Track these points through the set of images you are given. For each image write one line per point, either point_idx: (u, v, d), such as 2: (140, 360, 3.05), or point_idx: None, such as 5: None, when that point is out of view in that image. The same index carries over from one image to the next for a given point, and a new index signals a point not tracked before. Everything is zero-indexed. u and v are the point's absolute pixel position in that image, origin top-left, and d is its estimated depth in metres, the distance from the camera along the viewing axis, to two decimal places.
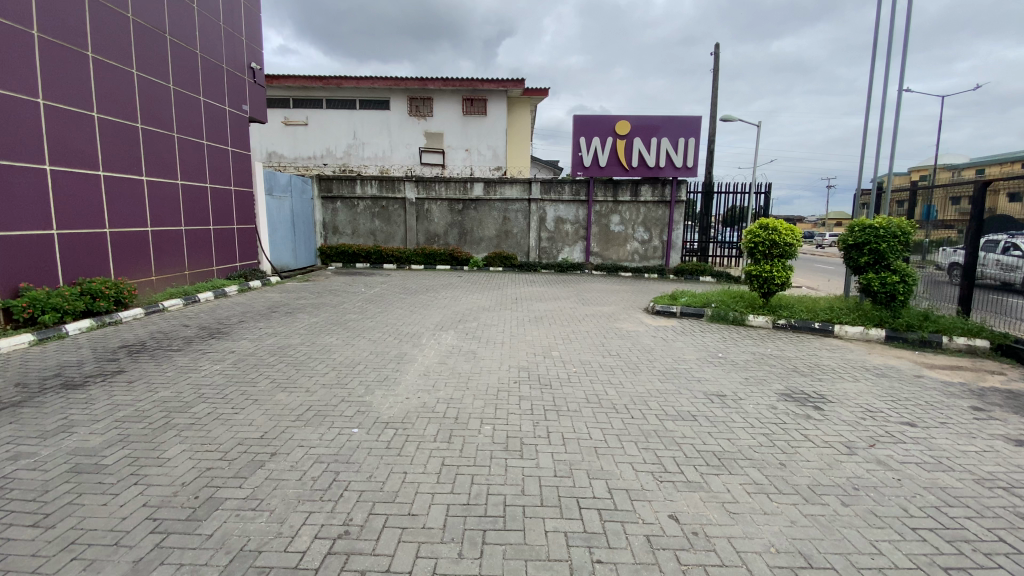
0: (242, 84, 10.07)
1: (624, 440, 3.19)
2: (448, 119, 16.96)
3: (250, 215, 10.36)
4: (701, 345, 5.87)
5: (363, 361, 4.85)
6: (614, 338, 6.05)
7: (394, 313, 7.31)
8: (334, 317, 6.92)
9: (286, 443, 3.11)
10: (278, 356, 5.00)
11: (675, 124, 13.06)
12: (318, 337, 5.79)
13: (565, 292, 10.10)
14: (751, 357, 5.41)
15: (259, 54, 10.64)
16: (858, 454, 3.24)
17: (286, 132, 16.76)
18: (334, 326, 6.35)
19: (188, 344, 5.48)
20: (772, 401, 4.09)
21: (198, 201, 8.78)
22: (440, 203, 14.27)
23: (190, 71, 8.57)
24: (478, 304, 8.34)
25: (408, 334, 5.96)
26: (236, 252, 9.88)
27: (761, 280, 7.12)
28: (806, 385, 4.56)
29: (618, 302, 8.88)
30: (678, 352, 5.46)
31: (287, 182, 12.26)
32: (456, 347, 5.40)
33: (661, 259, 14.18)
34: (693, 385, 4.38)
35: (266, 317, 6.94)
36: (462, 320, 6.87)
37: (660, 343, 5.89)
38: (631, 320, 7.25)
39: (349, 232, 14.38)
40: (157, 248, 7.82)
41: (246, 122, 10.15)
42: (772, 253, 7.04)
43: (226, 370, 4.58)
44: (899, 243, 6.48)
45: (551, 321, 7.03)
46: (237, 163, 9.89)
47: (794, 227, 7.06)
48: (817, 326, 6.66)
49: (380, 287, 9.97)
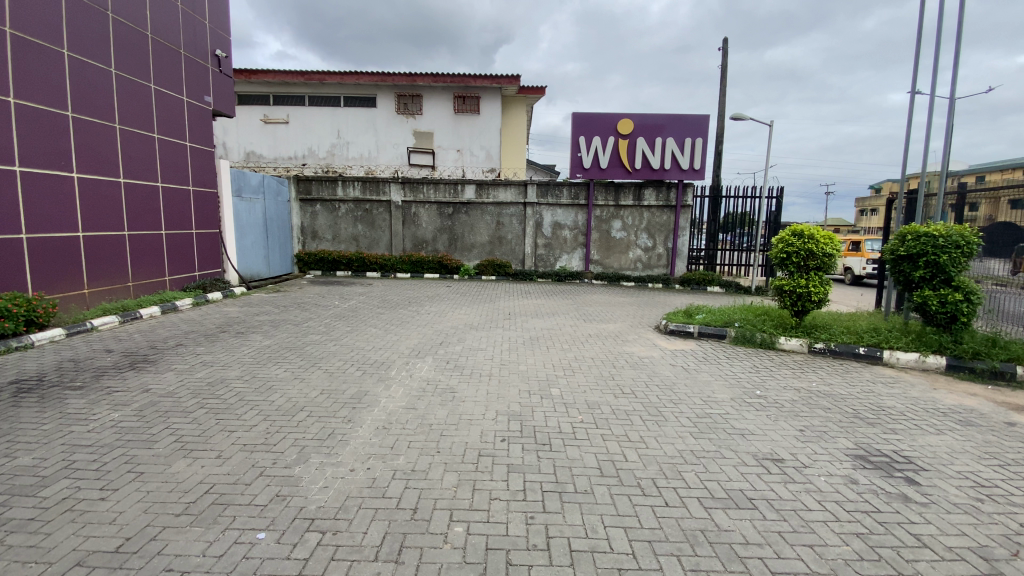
0: (205, 73, 8.99)
1: (662, 556, 2.14)
2: (439, 117, 15.94)
3: (213, 219, 9.26)
4: (731, 377, 4.83)
5: (308, 406, 3.76)
6: (627, 368, 4.99)
7: (363, 334, 6.22)
8: (291, 339, 5.84)
9: (148, 566, 2.06)
10: (199, 398, 3.92)
11: (683, 123, 12.12)
12: (263, 368, 4.72)
13: (563, 305, 9.03)
14: (798, 397, 4.36)
15: (226, 41, 9.57)
16: (1006, 572, 2.18)
17: (265, 131, 15.72)
18: (287, 352, 5.27)
19: (97, 378, 4.40)
20: (849, 472, 3.04)
21: (147, 203, 7.69)
22: (428, 206, 13.22)
23: (139, 55, 7.50)
24: (465, 321, 7.27)
25: (377, 363, 4.89)
26: (196, 259, 8.78)
27: (794, 296, 6.09)
28: (881, 443, 3.53)
29: (623, 318, 7.82)
30: (707, 390, 4.39)
31: (259, 183, 11.13)
32: (433, 383, 4.33)
33: (665, 267, 13.17)
34: (737, 443, 3.33)
35: (210, 338, 5.84)
36: (443, 343, 5.78)
37: (684, 375, 4.82)
38: (642, 342, 6.19)
39: (330, 237, 13.31)
40: (91, 256, 6.72)
41: (209, 116, 9.06)
42: (807, 264, 6.00)
43: (124, 420, 3.51)
44: (961, 254, 5.45)
45: (549, 343, 5.95)
46: (197, 160, 8.79)
47: (834, 235, 6.01)
48: (863, 351, 5.68)
49: (356, 300, 8.88)
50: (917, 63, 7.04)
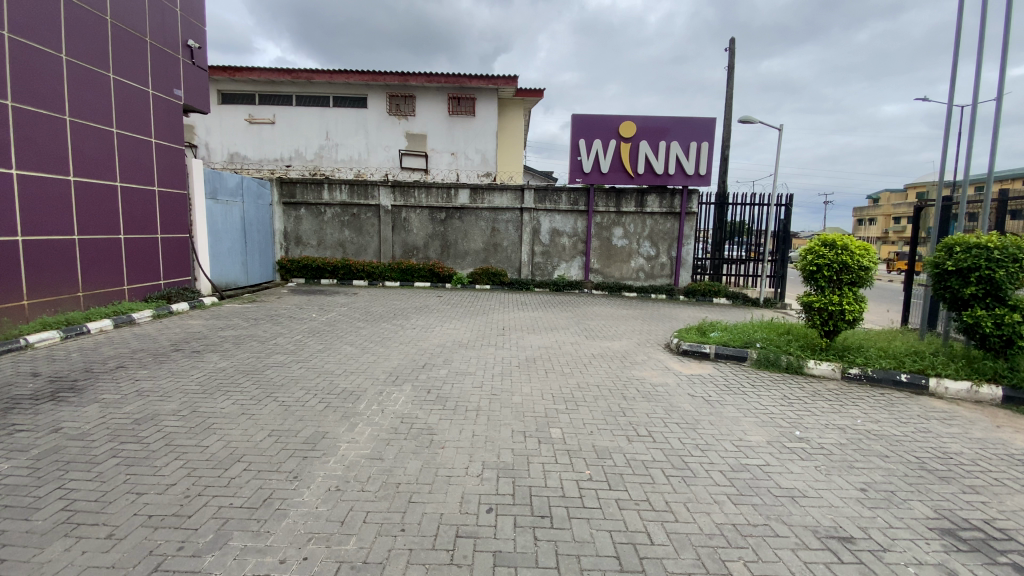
0: (175, 64, 8.27)
1: None
2: (432, 118, 15.27)
3: (184, 223, 8.51)
4: (762, 413, 4.11)
5: (248, 455, 3.03)
6: (640, 400, 4.25)
7: (336, 353, 5.46)
8: (252, 361, 5.09)
9: None
10: (115, 444, 3.19)
11: (688, 125, 11.45)
12: (209, 399, 3.97)
13: (563, 319, 8.28)
14: (846, 443, 3.64)
15: (201, 31, 8.86)
16: None
17: (250, 132, 15.01)
18: (242, 378, 4.53)
19: (3, 412, 3.65)
20: (941, 558, 2.32)
21: (104, 204, 6.95)
22: (420, 211, 12.52)
23: (95, 41, 6.79)
24: (454, 338, 6.54)
25: (345, 393, 4.15)
26: (162, 266, 8.03)
27: (824, 314, 5.37)
28: (966, 509, 2.81)
29: (630, 334, 7.08)
30: (737, 432, 3.67)
31: (237, 184, 10.36)
32: (407, 421, 3.58)
33: (670, 277, 12.47)
34: (790, 514, 2.60)
35: (158, 359, 5.08)
36: (426, 367, 5.04)
37: (707, 411, 4.08)
38: (652, 364, 5.47)
39: (314, 243, 12.58)
40: (31, 263, 5.97)
41: (179, 111, 8.34)
42: (839, 279, 5.27)
43: (9, 478, 2.78)
44: (1020, 269, 4.76)
45: (547, 366, 5.20)
46: (164, 158, 8.05)
47: (870, 245, 5.30)
48: (905, 379, 5.00)
49: (336, 312, 8.12)
50: (955, 64, 6.43)
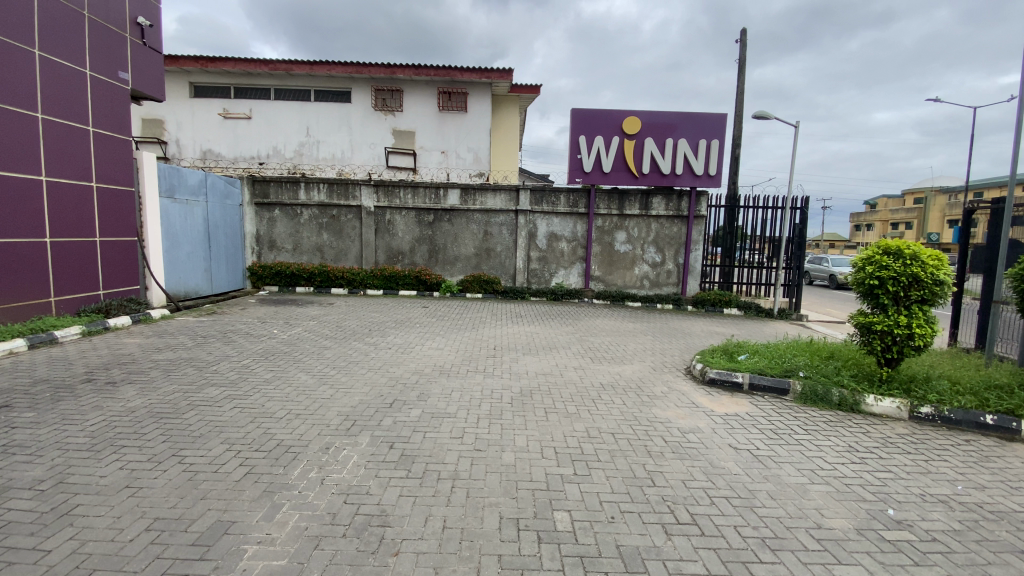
0: (122, 44, 7.23)
1: None
2: (422, 114, 14.28)
3: (131, 225, 7.46)
4: (835, 479, 3.07)
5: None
6: (670, 458, 3.22)
7: (285, 386, 4.41)
8: (176, 398, 4.03)
9: None
10: None
11: (698, 121, 10.52)
12: (88, 463, 2.91)
13: (562, 335, 7.26)
14: (962, 532, 2.61)
15: (154, 8, 7.80)
16: None
17: (224, 127, 13.94)
18: (149, 425, 3.48)
19: None
20: None
21: (24, 200, 5.90)
22: (405, 213, 11.49)
23: (16, 10, 5.75)
24: (435, 362, 5.49)
25: (279, 450, 3.10)
26: (100, 274, 6.96)
27: (886, 339, 4.38)
28: None
29: (641, 356, 6.07)
30: (810, 513, 2.65)
31: (200, 182, 9.28)
32: (354, 502, 2.55)
33: (676, 286, 11.49)
34: None
35: (55, 396, 4.01)
36: (395, 406, 4.00)
37: (762, 476, 3.05)
38: (676, 400, 4.44)
39: (290, 247, 11.50)
40: None
41: (124, 96, 7.29)
42: (907, 295, 4.29)
43: None
44: None
45: (547, 404, 4.17)
46: (106, 149, 7.00)
47: (944, 256, 4.28)
48: (990, 422, 4.02)
49: (302, 327, 7.07)
50: None
